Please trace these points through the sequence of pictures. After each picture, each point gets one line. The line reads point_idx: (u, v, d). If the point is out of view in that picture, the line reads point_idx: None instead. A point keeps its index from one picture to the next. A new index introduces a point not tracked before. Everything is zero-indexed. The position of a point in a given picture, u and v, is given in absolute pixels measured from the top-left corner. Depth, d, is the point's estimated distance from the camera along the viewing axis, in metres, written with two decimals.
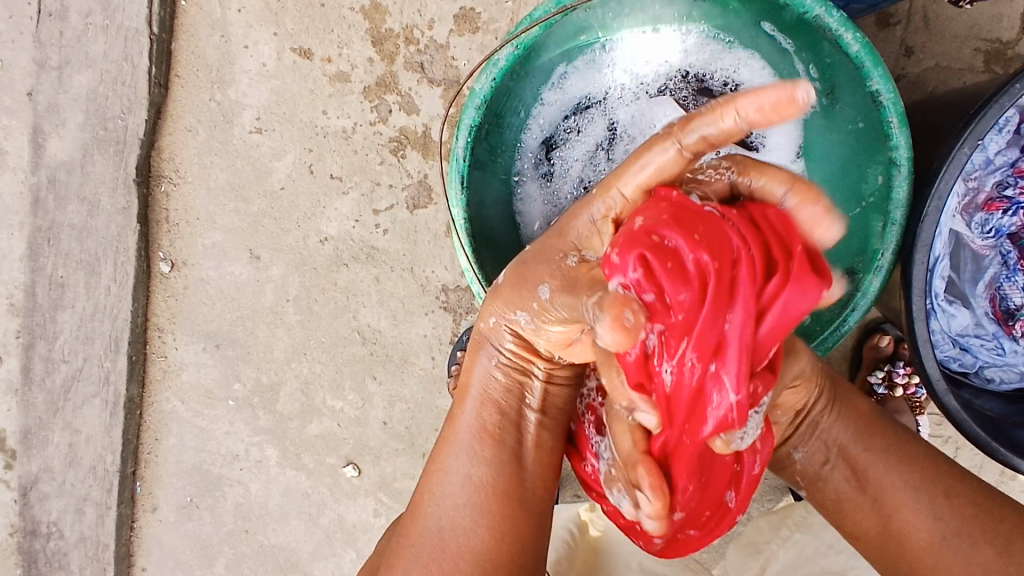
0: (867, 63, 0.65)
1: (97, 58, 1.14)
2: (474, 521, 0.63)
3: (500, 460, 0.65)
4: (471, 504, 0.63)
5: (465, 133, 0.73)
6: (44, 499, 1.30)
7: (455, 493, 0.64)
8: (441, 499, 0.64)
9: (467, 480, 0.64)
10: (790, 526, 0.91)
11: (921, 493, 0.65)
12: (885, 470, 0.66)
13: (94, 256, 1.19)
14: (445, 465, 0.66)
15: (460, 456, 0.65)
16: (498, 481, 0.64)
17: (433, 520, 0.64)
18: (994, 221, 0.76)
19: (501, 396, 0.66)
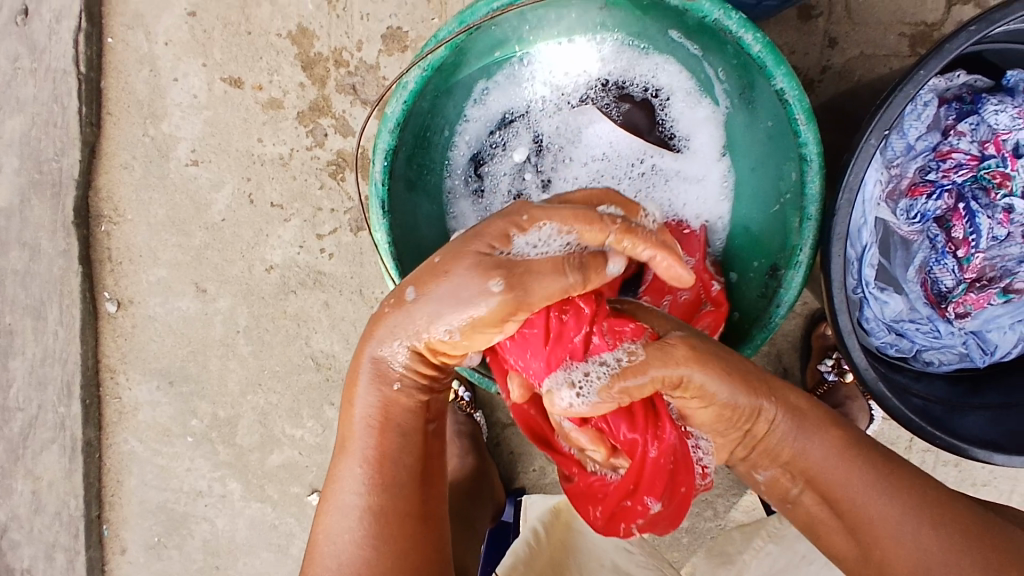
0: (768, 63, 0.65)
1: (28, 101, 1.13)
2: (372, 550, 0.56)
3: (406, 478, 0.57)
4: (366, 532, 0.56)
5: (381, 157, 0.72)
6: (14, 546, 1.28)
7: (346, 522, 0.56)
8: (337, 535, 0.56)
9: (357, 505, 0.56)
10: (764, 537, 0.90)
11: (913, 517, 0.56)
12: (861, 495, 0.57)
13: (40, 301, 1.18)
14: (336, 486, 0.58)
15: (349, 481, 0.57)
16: (401, 504, 0.57)
17: (331, 556, 0.56)
18: (918, 206, 0.75)
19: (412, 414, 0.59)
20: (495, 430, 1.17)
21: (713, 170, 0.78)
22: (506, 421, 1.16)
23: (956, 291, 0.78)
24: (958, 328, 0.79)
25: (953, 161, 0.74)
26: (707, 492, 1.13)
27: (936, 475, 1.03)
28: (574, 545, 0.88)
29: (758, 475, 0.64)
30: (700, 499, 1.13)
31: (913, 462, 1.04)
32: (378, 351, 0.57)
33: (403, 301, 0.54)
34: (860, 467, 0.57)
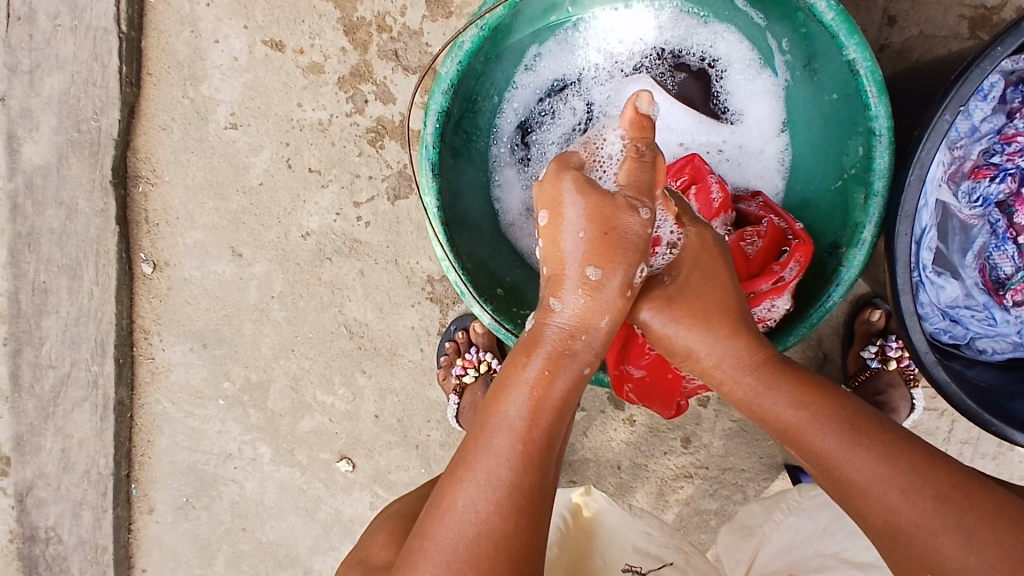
0: (841, 32, 0.64)
1: (66, 59, 1.12)
2: (512, 526, 0.54)
3: (545, 463, 0.58)
4: (508, 507, 0.55)
5: (433, 118, 0.72)
6: (40, 504, 1.29)
7: (481, 497, 0.55)
8: (452, 509, 0.55)
9: (507, 479, 0.56)
10: (784, 509, 0.87)
11: (885, 472, 0.54)
12: (831, 443, 0.57)
13: (75, 260, 1.18)
14: (482, 454, 0.57)
15: (500, 448, 0.57)
16: (537, 484, 0.57)
17: (461, 525, 0.54)
18: (981, 189, 0.74)
19: (569, 395, 0.62)
20: None
21: (766, 145, 0.78)
22: None
23: (1015, 278, 0.77)
24: (1014, 315, 0.78)
25: (1018, 144, 0.73)
26: (738, 474, 1.13)
27: (973, 464, 1.03)
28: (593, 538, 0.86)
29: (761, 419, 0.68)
30: (730, 481, 1.13)
31: (948, 452, 1.03)
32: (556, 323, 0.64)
33: (590, 279, 0.62)
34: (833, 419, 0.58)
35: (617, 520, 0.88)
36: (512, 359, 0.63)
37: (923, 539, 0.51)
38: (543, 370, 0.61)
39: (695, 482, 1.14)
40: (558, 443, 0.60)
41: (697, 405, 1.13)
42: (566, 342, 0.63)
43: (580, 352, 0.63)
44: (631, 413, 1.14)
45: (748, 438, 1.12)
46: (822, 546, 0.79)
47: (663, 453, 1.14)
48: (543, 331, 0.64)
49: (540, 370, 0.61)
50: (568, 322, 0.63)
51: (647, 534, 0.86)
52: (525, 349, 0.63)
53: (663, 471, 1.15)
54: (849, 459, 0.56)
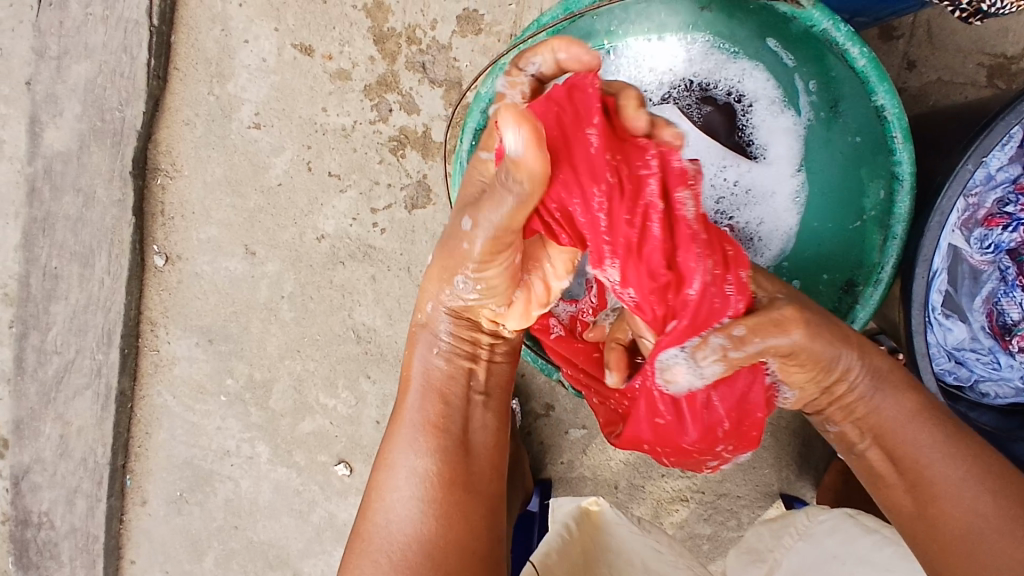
0: (871, 78, 0.65)
1: (96, 48, 1.13)
2: (431, 518, 0.66)
3: (447, 447, 0.68)
4: (424, 501, 0.66)
5: (470, 135, 0.75)
6: (35, 489, 1.29)
7: (403, 489, 0.67)
8: (387, 514, 0.67)
9: (417, 477, 0.67)
10: (793, 535, 0.89)
11: (967, 477, 0.64)
12: (926, 452, 0.65)
13: (88, 248, 1.18)
14: (395, 459, 0.68)
15: (409, 454, 0.68)
16: (448, 472, 0.67)
17: (388, 522, 0.67)
18: (993, 237, 0.76)
19: (451, 382, 0.71)
20: (528, 419, 1.17)
21: (785, 183, 0.78)
22: (539, 412, 1.17)
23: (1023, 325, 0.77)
24: (1020, 361, 0.79)
25: None
26: (733, 500, 1.14)
27: None
28: (601, 547, 0.88)
29: (829, 427, 0.72)
30: (725, 507, 1.14)
31: None
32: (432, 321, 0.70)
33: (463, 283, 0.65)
34: (929, 433, 0.66)
35: (625, 535, 0.90)
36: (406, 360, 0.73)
37: (981, 534, 0.62)
38: (439, 368, 0.71)
39: (690, 505, 1.15)
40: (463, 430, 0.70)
41: None
42: (444, 347, 0.71)
43: (463, 347, 0.71)
44: None
45: (746, 466, 1.13)
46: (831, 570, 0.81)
47: (661, 475, 1.15)
48: (423, 333, 0.72)
49: (429, 366, 0.71)
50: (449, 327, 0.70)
51: (655, 552, 0.88)
52: (416, 346, 0.72)
53: (660, 493, 1.16)
54: (940, 471, 0.64)
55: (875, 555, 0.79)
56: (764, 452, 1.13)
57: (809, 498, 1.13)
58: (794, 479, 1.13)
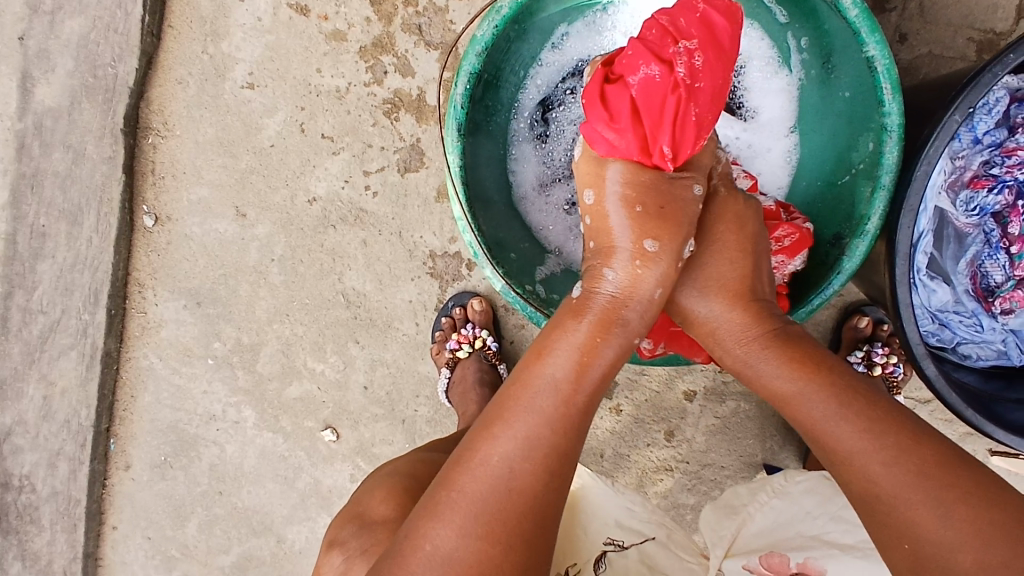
0: (863, 29, 0.67)
1: (90, 3, 1.12)
2: (538, 486, 0.55)
3: (577, 432, 0.59)
4: (540, 465, 0.56)
5: (465, 79, 0.75)
6: (16, 451, 1.27)
7: (523, 444, 0.56)
8: (489, 464, 0.55)
9: (542, 435, 0.57)
10: (768, 492, 0.88)
11: (876, 442, 0.57)
12: (824, 414, 0.61)
13: (77, 206, 1.17)
14: (520, 406, 0.58)
15: (538, 403, 0.58)
16: (569, 453, 0.57)
17: (499, 478, 0.54)
18: (978, 199, 0.77)
19: (613, 366, 0.64)
20: None
21: (780, 145, 0.82)
22: None
23: (1004, 287, 0.80)
24: (1001, 324, 0.82)
25: (1018, 158, 0.76)
26: (717, 471, 1.15)
27: None
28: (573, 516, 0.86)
29: None
30: (709, 477, 1.15)
31: None
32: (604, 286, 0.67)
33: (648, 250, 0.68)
34: (823, 392, 0.62)
35: (600, 496, 0.87)
36: (561, 320, 0.66)
37: (898, 505, 0.54)
38: (591, 341, 0.63)
39: (675, 475, 1.16)
40: (590, 419, 0.61)
41: (683, 398, 1.15)
42: (608, 314, 0.66)
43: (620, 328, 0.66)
44: (619, 402, 1.16)
45: (731, 436, 1.14)
46: (804, 528, 0.80)
47: (647, 445, 1.16)
48: (590, 300, 0.67)
49: (587, 337, 0.64)
50: (615, 291, 0.67)
51: (627, 511, 0.86)
52: (571, 312, 0.66)
53: (645, 462, 1.16)
54: (839, 427, 0.60)
55: (846, 512, 0.79)
56: (749, 422, 1.14)
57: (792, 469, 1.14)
58: (778, 449, 1.14)
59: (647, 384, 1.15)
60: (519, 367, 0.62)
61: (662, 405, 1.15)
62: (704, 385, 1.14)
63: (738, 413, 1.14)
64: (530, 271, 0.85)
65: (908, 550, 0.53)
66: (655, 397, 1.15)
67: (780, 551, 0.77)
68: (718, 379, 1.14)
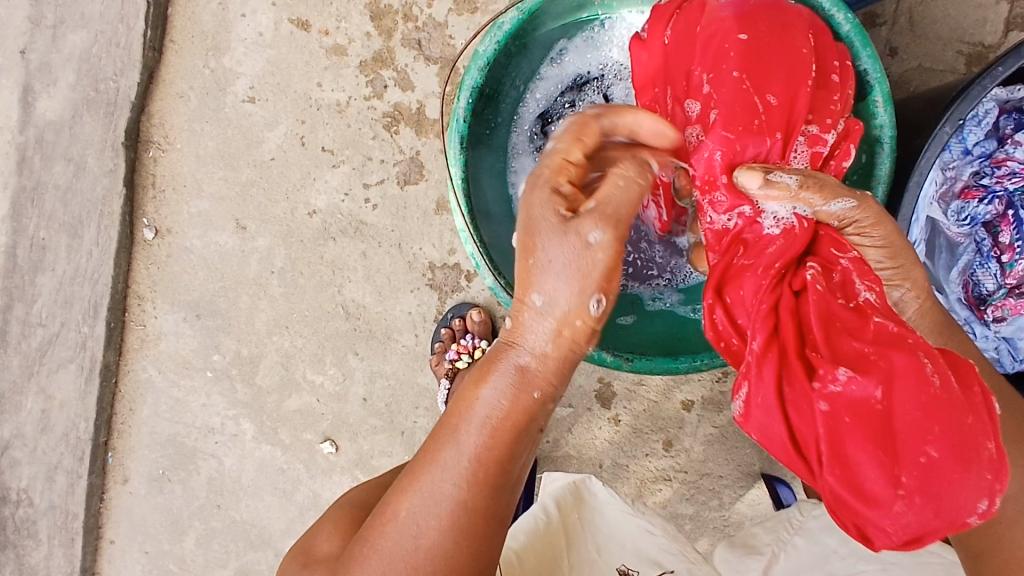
0: (856, 43, 0.70)
1: (92, 18, 1.14)
2: (448, 545, 0.49)
3: (499, 484, 0.50)
4: (445, 528, 0.49)
5: (466, 93, 0.77)
6: (12, 466, 1.26)
7: (430, 512, 0.49)
8: (393, 529, 0.50)
9: (452, 497, 0.49)
10: (789, 530, 0.90)
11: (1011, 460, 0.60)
12: None
13: (77, 218, 1.18)
14: (428, 467, 0.50)
15: (450, 464, 0.50)
16: (492, 510, 0.50)
17: (407, 535, 0.49)
18: (969, 209, 0.81)
19: (528, 423, 0.51)
20: None
21: None
22: None
23: (996, 295, 0.84)
24: (993, 332, 0.85)
25: (1007, 169, 0.80)
26: (716, 481, 1.15)
27: None
28: (592, 528, 0.88)
29: None
30: (707, 487, 1.16)
31: None
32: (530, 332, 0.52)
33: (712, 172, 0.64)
34: None
35: (613, 516, 0.90)
36: (472, 374, 0.53)
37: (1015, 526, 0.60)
38: (511, 396, 0.51)
39: (673, 485, 1.16)
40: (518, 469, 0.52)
41: (681, 408, 1.15)
42: (532, 370, 0.51)
43: (542, 377, 0.52)
44: (617, 412, 1.16)
45: (729, 446, 1.15)
46: (834, 567, 0.82)
47: (645, 454, 1.16)
48: (503, 349, 0.52)
49: (508, 389, 0.51)
50: (534, 350, 0.51)
51: (646, 534, 0.87)
52: (489, 360, 0.53)
53: (643, 472, 1.17)
54: None
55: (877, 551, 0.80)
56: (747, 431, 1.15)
57: (790, 478, 1.15)
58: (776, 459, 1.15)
59: (645, 394, 1.16)
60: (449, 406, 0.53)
61: (660, 415, 1.16)
62: (701, 395, 1.15)
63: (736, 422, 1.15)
64: None
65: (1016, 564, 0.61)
66: (653, 407, 1.16)
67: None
68: (715, 389, 1.15)
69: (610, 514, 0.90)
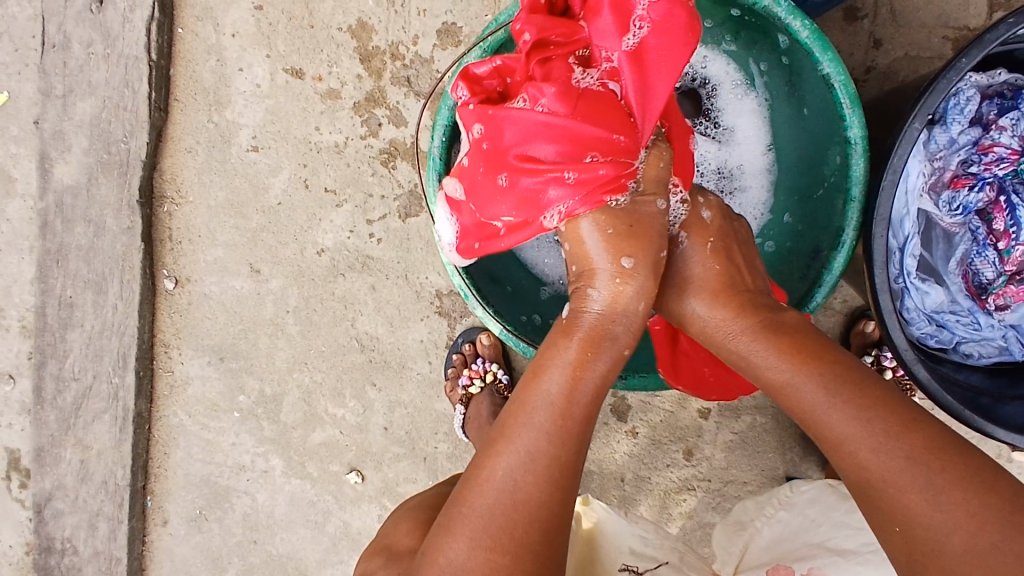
0: (816, 48, 0.74)
1: (99, 85, 1.20)
2: (545, 493, 0.59)
3: (580, 437, 0.63)
4: (545, 476, 0.59)
5: (441, 132, 0.80)
6: (57, 515, 1.32)
7: (528, 460, 0.60)
8: (490, 487, 0.59)
9: (548, 445, 0.61)
10: (775, 505, 0.90)
11: (847, 416, 0.59)
12: (826, 409, 0.60)
13: (101, 275, 1.24)
14: (522, 423, 0.62)
15: (541, 417, 0.63)
16: (569, 457, 0.61)
17: (504, 484, 0.59)
18: (960, 197, 0.82)
19: (607, 377, 0.68)
20: None
21: (757, 159, 0.91)
22: None
23: (996, 283, 0.84)
24: (998, 320, 0.86)
25: (995, 154, 0.80)
26: (740, 488, 1.15)
27: None
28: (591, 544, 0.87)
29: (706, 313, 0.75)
30: (732, 494, 1.15)
31: None
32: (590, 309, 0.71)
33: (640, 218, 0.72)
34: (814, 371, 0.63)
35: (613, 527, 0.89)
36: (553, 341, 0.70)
37: (887, 494, 0.55)
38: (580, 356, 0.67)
39: (697, 495, 1.16)
40: (594, 422, 0.65)
41: (698, 417, 1.15)
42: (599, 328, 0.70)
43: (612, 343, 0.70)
44: (634, 425, 1.17)
45: (751, 451, 1.15)
46: (811, 536, 0.81)
47: (666, 465, 1.16)
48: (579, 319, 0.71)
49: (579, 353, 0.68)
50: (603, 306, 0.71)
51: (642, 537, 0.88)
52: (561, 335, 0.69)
53: (666, 484, 1.17)
54: (822, 406, 0.60)
55: (850, 517, 0.80)
56: (767, 435, 1.14)
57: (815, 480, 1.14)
58: (799, 461, 1.14)
59: (660, 405, 1.16)
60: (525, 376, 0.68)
61: (678, 425, 1.16)
62: (717, 403, 1.15)
63: (754, 427, 1.15)
64: (526, 304, 0.92)
65: (900, 533, 0.54)
66: (670, 417, 1.16)
67: (784, 565, 0.78)
68: None
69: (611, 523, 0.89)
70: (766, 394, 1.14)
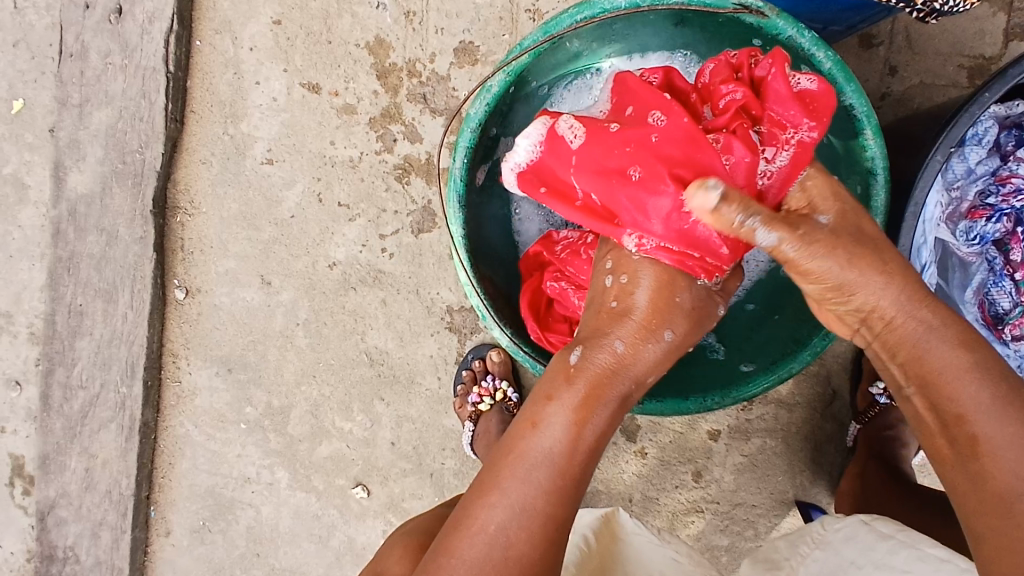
0: (840, 78, 0.75)
1: (116, 95, 1.20)
2: (524, 550, 0.63)
3: (568, 495, 0.66)
4: (527, 536, 0.64)
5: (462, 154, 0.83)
6: (60, 523, 1.31)
7: (514, 520, 0.64)
8: (474, 538, 0.64)
9: (533, 506, 0.64)
10: (810, 543, 0.88)
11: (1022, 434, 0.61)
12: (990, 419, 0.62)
13: (111, 284, 1.24)
14: (513, 480, 0.65)
15: (534, 476, 0.65)
16: (556, 517, 0.65)
17: (486, 540, 0.63)
18: (977, 229, 0.82)
19: (602, 432, 0.69)
20: None
21: None
22: None
23: (1012, 313, 0.84)
24: (1014, 350, 0.86)
25: (1012, 186, 0.81)
26: (749, 510, 1.15)
27: None
28: (619, 558, 0.87)
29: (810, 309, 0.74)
30: (742, 517, 1.15)
31: None
32: (597, 362, 0.70)
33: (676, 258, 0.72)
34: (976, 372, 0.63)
35: (642, 546, 0.89)
36: (550, 385, 0.70)
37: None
38: (577, 412, 0.68)
39: (706, 517, 1.16)
40: (585, 474, 0.68)
41: (708, 438, 1.15)
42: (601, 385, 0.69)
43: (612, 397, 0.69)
44: (643, 445, 1.17)
45: (760, 474, 1.14)
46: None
47: (675, 487, 1.16)
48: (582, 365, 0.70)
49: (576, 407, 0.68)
50: (611, 360, 0.70)
51: (672, 562, 0.86)
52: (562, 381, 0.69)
53: (675, 505, 1.16)
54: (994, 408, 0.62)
55: (891, 558, 0.77)
56: (777, 458, 1.14)
57: (825, 504, 1.14)
58: (809, 485, 1.14)
59: (670, 425, 1.16)
60: (523, 419, 0.70)
61: (687, 446, 1.16)
62: (727, 424, 1.15)
63: (764, 450, 1.15)
64: None
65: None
66: (679, 438, 1.16)
67: None
68: (741, 418, 1.15)
69: (640, 542, 0.90)
70: (776, 417, 1.14)
